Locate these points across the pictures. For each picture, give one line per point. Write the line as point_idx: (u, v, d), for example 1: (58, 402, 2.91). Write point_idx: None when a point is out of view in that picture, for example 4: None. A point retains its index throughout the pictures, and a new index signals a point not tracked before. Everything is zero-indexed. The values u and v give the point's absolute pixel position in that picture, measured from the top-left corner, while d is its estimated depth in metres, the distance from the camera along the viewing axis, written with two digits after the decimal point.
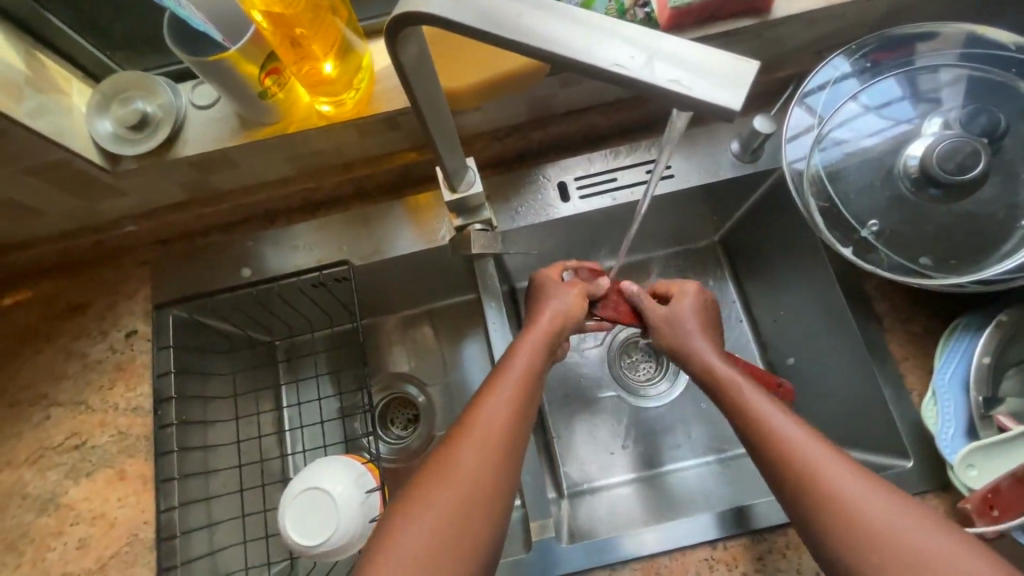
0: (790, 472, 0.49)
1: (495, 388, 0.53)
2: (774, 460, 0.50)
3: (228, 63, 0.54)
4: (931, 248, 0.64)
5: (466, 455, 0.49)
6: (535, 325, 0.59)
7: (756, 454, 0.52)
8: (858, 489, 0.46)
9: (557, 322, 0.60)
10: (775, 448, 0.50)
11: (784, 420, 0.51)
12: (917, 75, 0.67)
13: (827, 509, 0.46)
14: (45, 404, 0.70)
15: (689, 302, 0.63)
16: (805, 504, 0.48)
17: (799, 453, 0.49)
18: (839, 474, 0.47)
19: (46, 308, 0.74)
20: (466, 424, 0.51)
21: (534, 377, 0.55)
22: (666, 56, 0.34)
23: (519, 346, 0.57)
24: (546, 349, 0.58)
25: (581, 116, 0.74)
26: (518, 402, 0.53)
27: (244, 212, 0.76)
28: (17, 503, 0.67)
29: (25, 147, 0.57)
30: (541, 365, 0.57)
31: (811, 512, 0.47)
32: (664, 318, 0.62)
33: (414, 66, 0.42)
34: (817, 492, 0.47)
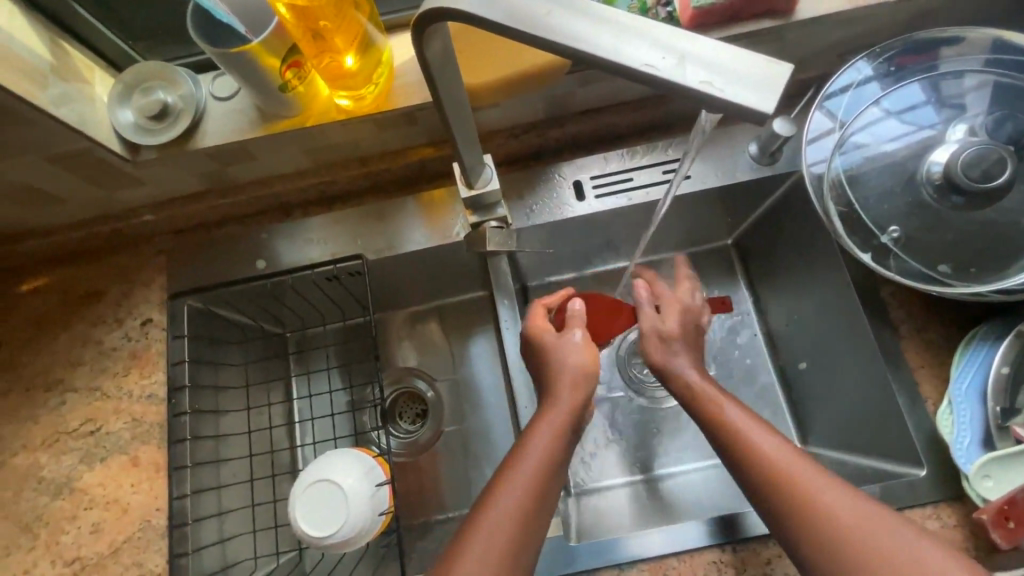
0: (753, 469, 0.51)
1: (514, 466, 0.52)
2: (740, 459, 0.52)
3: (249, 55, 0.54)
4: (952, 255, 0.63)
5: (485, 535, 0.48)
6: (557, 402, 0.57)
7: (725, 454, 0.54)
8: (822, 482, 0.48)
9: (578, 406, 0.57)
10: (740, 444, 0.52)
11: (750, 423, 0.53)
12: (941, 81, 0.67)
13: (785, 503, 0.48)
14: (61, 389, 0.71)
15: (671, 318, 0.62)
16: (773, 498, 0.49)
17: (762, 450, 0.51)
18: (810, 478, 0.48)
19: (62, 295, 0.75)
20: (484, 503, 0.50)
21: (552, 465, 0.53)
22: (697, 58, 0.33)
23: (536, 431, 0.55)
24: (571, 433, 0.56)
25: (598, 115, 0.74)
26: (532, 491, 0.50)
27: (260, 204, 0.76)
28: (33, 486, 0.68)
29: (49, 134, 0.58)
30: (562, 450, 0.54)
31: (774, 505, 0.49)
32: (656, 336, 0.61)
33: (438, 60, 0.42)
34: (777, 487, 0.49)
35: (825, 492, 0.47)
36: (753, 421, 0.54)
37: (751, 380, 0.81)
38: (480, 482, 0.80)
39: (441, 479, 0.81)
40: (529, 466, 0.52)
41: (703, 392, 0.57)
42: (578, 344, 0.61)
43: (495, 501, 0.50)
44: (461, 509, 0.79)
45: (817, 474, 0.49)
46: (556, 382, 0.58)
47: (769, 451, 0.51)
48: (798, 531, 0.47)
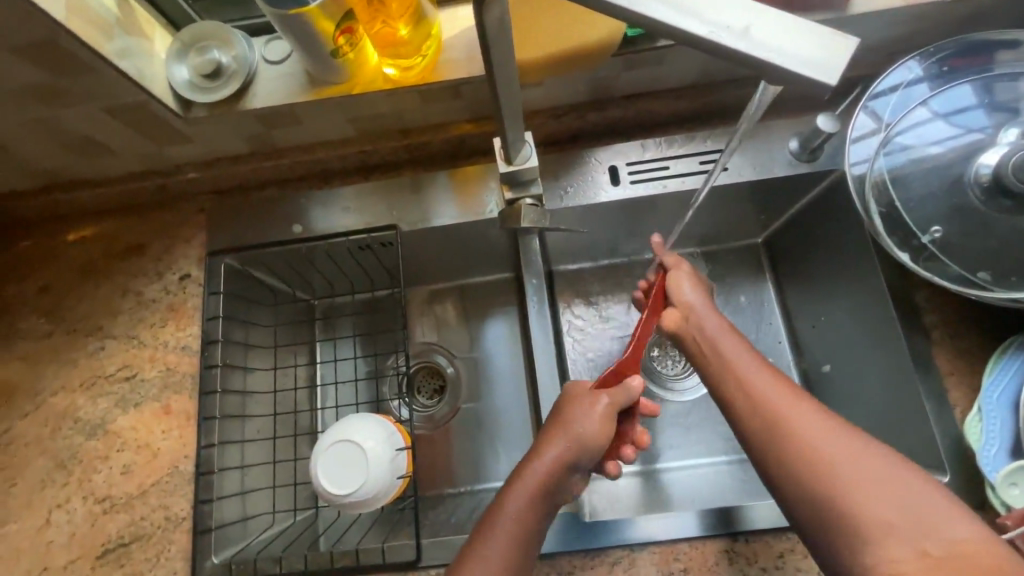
0: (756, 417, 0.51)
1: (497, 514, 0.54)
2: (740, 403, 0.53)
3: (307, 19, 0.55)
4: (993, 262, 0.62)
5: (491, 538, 0.52)
6: (543, 456, 0.56)
7: (742, 418, 0.52)
8: (836, 448, 0.46)
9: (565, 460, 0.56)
10: (742, 389, 0.53)
11: (755, 372, 0.54)
12: (994, 83, 0.65)
13: (781, 445, 0.48)
14: (100, 335, 0.74)
15: (685, 277, 0.65)
16: (766, 440, 0.49)
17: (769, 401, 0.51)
18: (806, 424, 0.48)
19: (106, 246, 0.78)
20: (488, 522, 0.54)
21: (535, 513, 0.54)
22: (760, 28, 0.33)
23: (518, 486, 0.55)
24: (555, 486, 0.56)
25: (640, 100, 0.74)
26: (518, 541, 0.53)
27: (300, 169, 0.78)
28: (69, 425, 0.71)
29: (111, 84, 0.60)
30: (546, 501, 0.55)
31: (773, 451, 0.48)
32: (677, 293, 0.64)
33: (496, 28, 0.42)
34: (773, 429, 0.49)
35: (826, 443, 0.46)
36: (752, 361, 0.56)
37: None
38: (494, 460, 0.82)
39: (455, 453, 0.82)
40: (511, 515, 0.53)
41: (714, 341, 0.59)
42: (586, 408, 0.58)
43: (477, 554, 0.52)
44: (474, 484, 0.81)
45: (816, 421, 0.48)
46: (551, 432, 0.58)
47: (770, 396, 0.51)
48: (785, 475, 0.47)
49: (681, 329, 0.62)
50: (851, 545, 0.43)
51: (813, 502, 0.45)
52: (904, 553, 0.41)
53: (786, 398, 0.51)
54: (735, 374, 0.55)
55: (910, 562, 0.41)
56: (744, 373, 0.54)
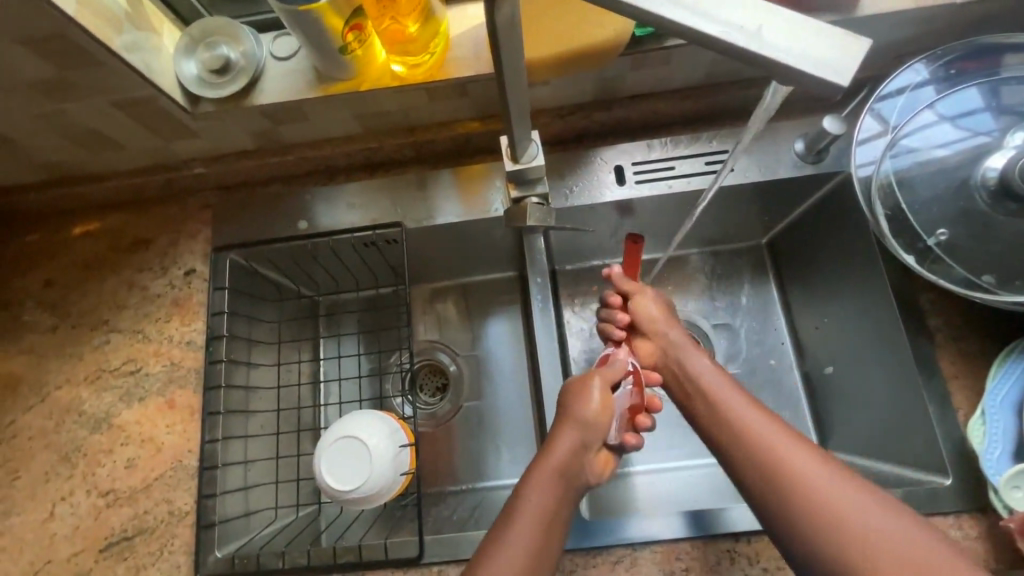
0: (754, 458, 0.53)
1: (510, 520, 0.52)
2: (737, 445, 0.55)
3: (316, 15, 0.56)
4: (999, 266, 0.61)
5: (507, 536, 0.51)
6: (553, 449, 0.56)
7: (740, 459, 0.54)
8: (836, 491, 0.48)
9: (574, 451, 0.56)
10: (738, 429, 0.55)
11: (751, 415, 0.56)
12: (1001, 87, 0.65)
13: (784, 498, 0.49)
14: (105, 329, 0.74)
15: (651, 301, 0.70)
16: (768, 493, 0.51)
17: (765, 441, 0.53)
18: (805, 465, 0.50)
19: (112, 240, 0.78)
20: (508, 520, 0.52)
21: (551, 514, 0.53)
22: (773, 28, 0.33)
23: (530, 480, 0.54)
24: (567, 480, 0.55)
25: (646, 100, 0.74)
26: (538, 541, 0.51)
27: (306, 166, 0.78)
28: (74, 418, 0.71)
29: (120, 78, 0.60)
30: (559, 500, 0.54)
31: (775, 494, 0.50)
32: (648, 318, 0.69)
33: (506, 26, 0.42)
34: (772, 471, 0.51)
35: (830, 496, 0.48)
36: (737, 393, 0.59)
37: (772, 380, 0.81)
38: (496, 458, 0.82)
39: (457, 451, 0.83)
40: (526, 517, 0.52)
41: (693, 373, 0.63)
42: (585, 398, 0.59)
43: (495, 551, 0.50)
44: (475, 482, 0.81)
45: (815, 464, 0.50)
46: (556, 429, 0.58)
47: (767, 437, 0.53)
48: (787, 520, 0.49)
49: (659, 362, 0.68)
50: None
51: (817, 545, 0.47)
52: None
53: (786, 445, 0.52)
54: (728, 420, 0.57)
55: None
56: (736, 414, 0.57)
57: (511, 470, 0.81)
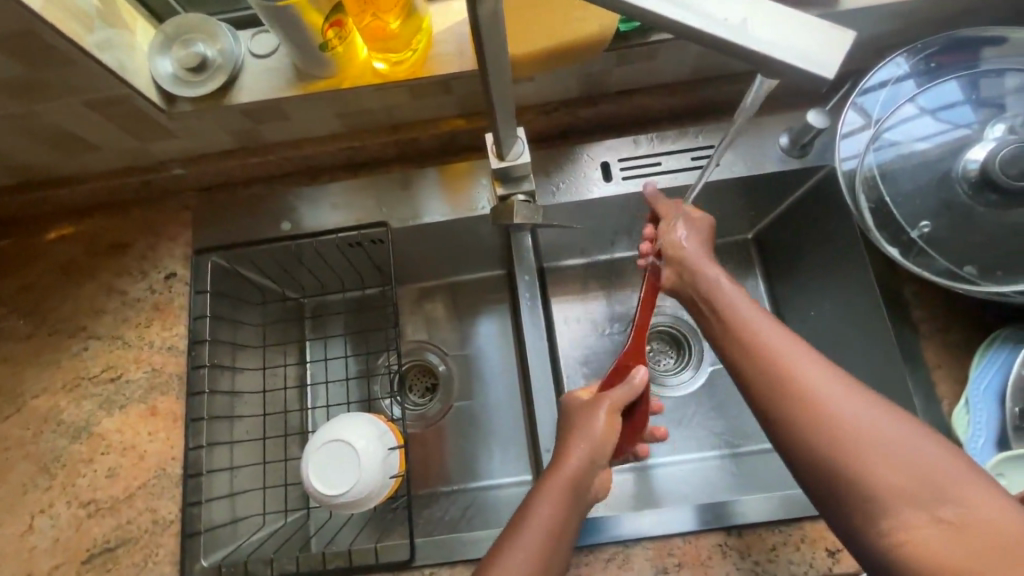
0: (767, 377, 0.49)
1: (515, 532, 0.51)
2: (749, 364, 0.51)
3: (294, 10, 0.54)
4: (979, 257, 0.63)
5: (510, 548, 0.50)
6: (564, 463, 0.55)
7: (752, 378, 0.50)
8: (849, 407, 0.45)
9: (585, 467, 0.55)
10: (751, 347, 0.51)
11: (765, 331, 0.52)
12: (980, 79, 0.66)
13: (790, 403, 0.47)
14: (84, 336, 0.72)
15: (679, 229, 0.64)
16: (780, 415, 0.47)
17: (778, 359, 0.49)
18: (818, 380, 0.47)
19: (89, 244, 0.76)
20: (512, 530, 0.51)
21: (554, 529, 0.51)
22: (758, 20, 0.33)
23: (535, 500, 0.53)
24: (577, 495, 0.54)
25: (632, 96, 0.74)
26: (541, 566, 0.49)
27: (288, 165, 0.77)
28: (52, 428, 0.69)
29: (92, 77, 0.59)
30: (566, 519, 0.53)
31: (786, 413, 0.47)
32: (671, 244, 0.64)
33: (488, 22, 0.42)
34: (785, 390, 0.47)
35: (841, 406, 0.45)
36: (757, 310, 0.55)
37: None
38: (487, 458, 0.81)
39: (447, 452, 0.82)
40: (535, 525, 0.51)
41: (716, 304, 0.57)
42: (590, 420, 0.58)
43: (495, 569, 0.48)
44: (466, 482, 0.80)
45: (829, 380, 0.46)
46: (567, 443, 0.57)
47: (781, 354, 0.49)
48: (799, 441, 0.46)
49: (678, 286, 0.62)
50: (867, 509, 0.42)
51: (830, 466, 0.44)
52: (919, 523, 0.41)
53: (800, 359, 0.49)
54: (743, 336, 0.53)
55: (927, 530, 0.40)
56: (754, 332, 0.52)
57: (502, 470, 0.80)
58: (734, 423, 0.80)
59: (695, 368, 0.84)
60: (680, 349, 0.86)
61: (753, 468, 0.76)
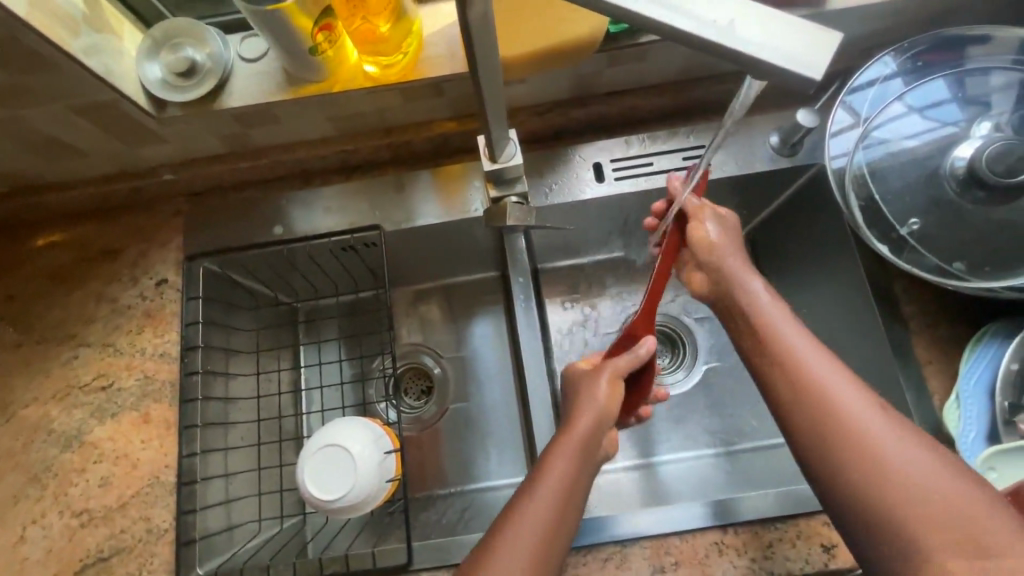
0: (800, 396, 0.50)
1: (534, 486, 0.52)
2: (782, 381, 0.52)
3: (283, 14, 0.54)
4: (967, 253, 0.63)
5: (515, 525, 0.49)
6: (575, 425, 0.56)
7: (785, 395, 0.51)
8: (881, 433, 0.46)
9: (594, 429, 0.56)
10: (785, 364, 0.52)
11: (800, 348, 0.53)
12: (966, 77, 0.67)
13: (820, 430, 0.48)
14: (74, 343, 0.71)
15: (708, 226, 0.64)
16: (814, 436, 0.48)
17: (812, 378, 0.50)
18: (853, 403, 0.48)
19: (79, 251, 0.75)
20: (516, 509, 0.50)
21: (560, 505, 0.51)
22: (746, 22, 0.33)
23: (542, 470, 0.53)
24: (589, 454, 0.55)
25: (623, 97, 0.74)
26: (544, 549, 0.48)
27: (279, 169, 0.77)
28: (43, 437, 0.68)
29: (79, 83, 0.58)
30: (573, 495, 0.52)
31: (819, 434, 0.48)
32: (701, 243, 0.64)
33: (478, 25, 0.42)
34: (819, 411, 0.48)
35: (873, 430, 0.46)
36: (792, 326, 0.55)
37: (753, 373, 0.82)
38: (484, 460, 0.81)
39: (443, 455, 0.82)
40: (553, 478, 0.52)
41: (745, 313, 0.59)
42: (593, 387, 0.59)
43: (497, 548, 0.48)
44: (463, 485, 0.80)
45: (863, 404, 0.47)
46: (574, 412, 0.58)
47: (816, 373, 0.50)
48: (831, 463, 0.46)
49: (710, 290, 0.64)
50: (897, 542, 0.42)
51: (862, 493, 0.44)
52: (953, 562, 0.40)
53: (835, 380, 0.49)
54: (777, 352, 0.53)
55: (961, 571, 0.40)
56: (788, 349, 0.53)
57: (498, 472, 0.80)
58: (729, 421, 0.80)
59: (688, 367, 0.84)
60: (674, 348, 0.86)
61: (747, 466, 0.77)
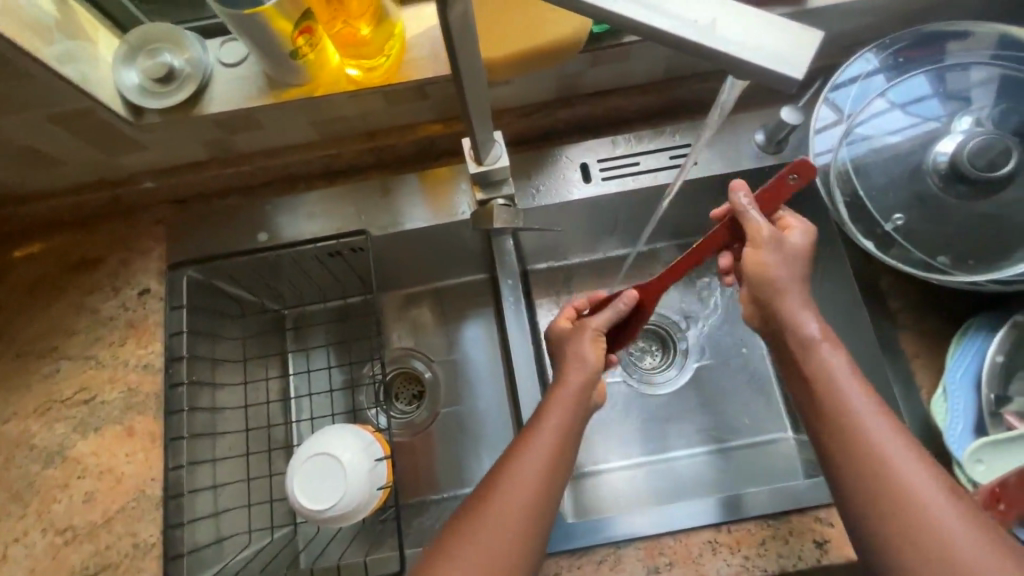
0: (858, 463, 0.46)
1: (528, 443, 0.53)
2: (836, 441, 0.48)
3: (261, 17, 0.53)
4: (951, 246, 0.64)
5: (499, 497, 0.50)
6: (565, 383, 0.58)
7: (839, 456, 0.47)
8: (940, 512, 0.43)
9: (584, 383, 0.57)
10: (842, 423, 0.48)
11: (860, 406, 0.48)
12: (946, 73, 0.68)
13: (852, 462, 0.46)
14: (55, 357, 0.70)
15: (769, 257, 0.54)
16: (868, 504, 0.45)
17: (871, 443, 0.46)
18: (912, 475, 0.45)
19: (58, 263, 0.74)
20: (497, 478, 0.51)
21: (548, 471, 0.52)
22: (726, 23, 0.33)
23: (531, 434, 0.54)
24: (582, 409, 0.57)
25: (609, 97, 0.74)
26: (527, 520, 0.50)
27: (263, 175, 0.75)
28: (24, 453, 0.67)
29: (54, 91, 0.57)
30: (562, 455, 0.53)
31: (874, 505, 0.45)
32: (757, 274, 0.55)
33: (460, 26, 0.41)
34: (877, 480, 0.45)
35: (933, 507, 0.43)
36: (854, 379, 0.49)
37: (743, 370, 0.82)
38: (476, 464, 0.81)
39: (436, 460, 0.81)
40: (546, 435, 0.54)
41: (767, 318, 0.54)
42: (587, 343, 0.60)
43: (477, 520, 0.49)
44: (456, 489, 0.79)
45: (924, 477, 0.45)
46: (566, 369, 0.59)
47: (875, 437, 0.46)
48: (884, 535, 0.44)
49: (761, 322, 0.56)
50: None
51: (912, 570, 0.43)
52: None
53: (896, 447, 0.46)
54: (833, 406, 0.49)
55: None
56: (847, 405, 0.48)
57: None
58: (721, 419, 0.80)
59: (679, 367, 0.84)
60: (665, 347, 0.85)
61: (740, 465, 0.77)
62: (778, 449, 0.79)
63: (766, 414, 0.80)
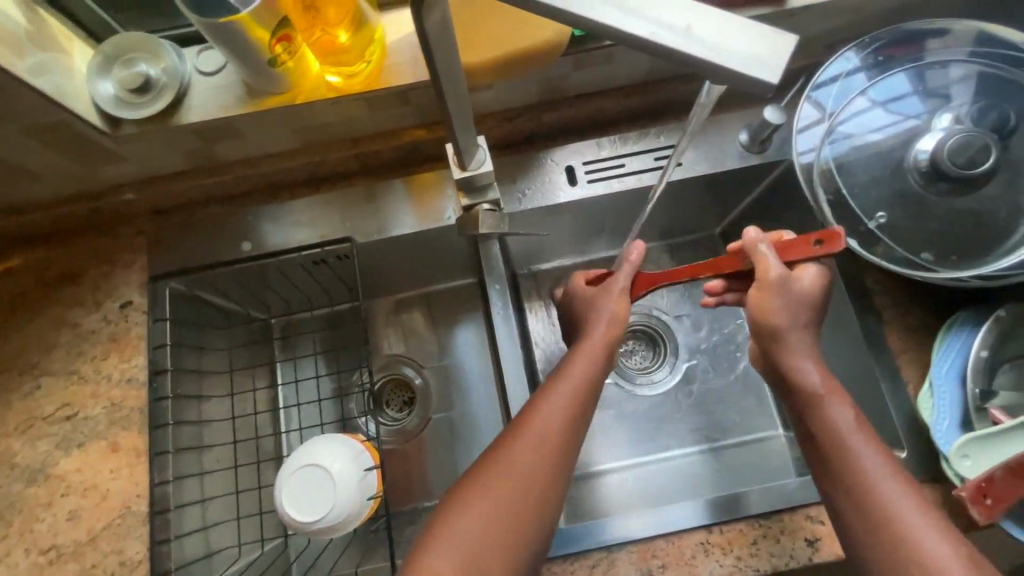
0: (856, 503, 0.48)
1: (552, 389, 0.55)
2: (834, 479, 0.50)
3: (238, 26, 0.52)
4: (934, 243, 0.64)
5: (507, 462, 0.51)
6: (590, 337, 0.59)
7: (838, 495, 0.49)
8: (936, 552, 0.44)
9: (610, 338, 0.58)
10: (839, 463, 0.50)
11: (859, 448, 0.50)
12: (926, 71, 0.68)
13: (849, 498, 0.49)
14: (35, 373, 0.69)
15: (777, 302, 0.54)
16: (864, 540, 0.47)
17: (866, 484, 0.48)
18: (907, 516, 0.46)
19: (37, 277, 0.72)
20: (505, 443, 0.52)
21: (563, 430, 0.53)
22: (700, 27, 0.33)
23: (547, 394, 0.54)
24: (607, 360, 0.58)
25: (593, 99, 0.73)
26: (539, 486, 0.50)
27: (246, 184, 0.75)
28: (6, 472, 0.66)
29: (27, 104, 0.56)
30: (581, 410, 0.54)
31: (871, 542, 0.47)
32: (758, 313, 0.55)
33: (437, 32, 0.41)
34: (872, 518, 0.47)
35: (928, 546, 0.45)
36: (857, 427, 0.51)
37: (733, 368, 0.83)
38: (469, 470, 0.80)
39: (428, 467, 0.80)
40: (571, 383, 0.55)
41: (775, 328, 0.55)
42: (612, 298, 0.61)
43: (481, 485, 0.50)
44: None
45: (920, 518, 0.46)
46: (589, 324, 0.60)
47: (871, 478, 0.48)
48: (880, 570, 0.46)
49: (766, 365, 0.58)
50: None
51: None
52: None
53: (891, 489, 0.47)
54: (831, 448, 0.51)
55: None
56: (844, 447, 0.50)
57: None
58: (713, 419, 0.80)
59: (670, 367, 0.84)
60: (655, 347, 0.85)
61: (732, 464, 0.77)
62: (770, 447, 0.79)
63: (757, 412, 0.80)
